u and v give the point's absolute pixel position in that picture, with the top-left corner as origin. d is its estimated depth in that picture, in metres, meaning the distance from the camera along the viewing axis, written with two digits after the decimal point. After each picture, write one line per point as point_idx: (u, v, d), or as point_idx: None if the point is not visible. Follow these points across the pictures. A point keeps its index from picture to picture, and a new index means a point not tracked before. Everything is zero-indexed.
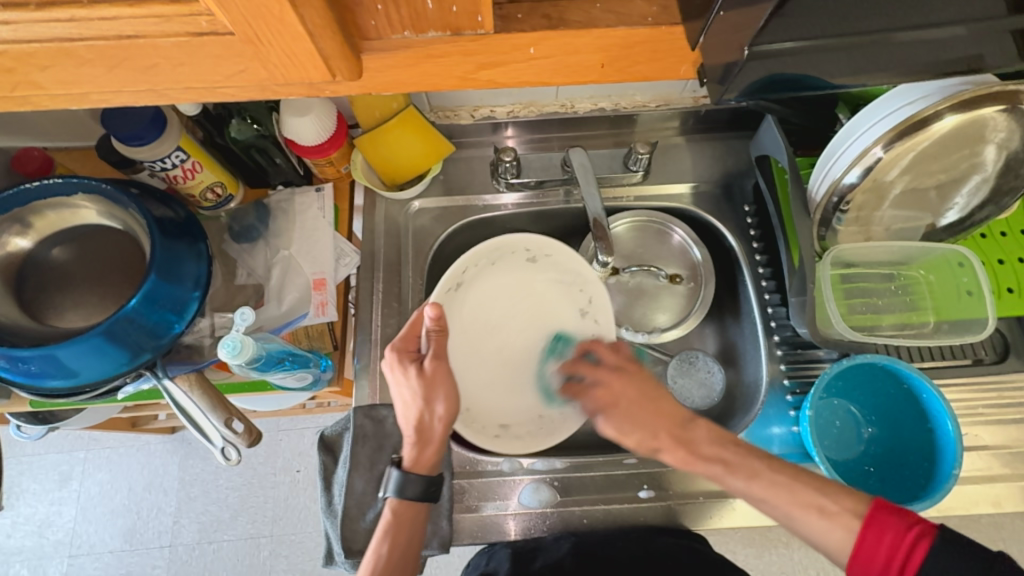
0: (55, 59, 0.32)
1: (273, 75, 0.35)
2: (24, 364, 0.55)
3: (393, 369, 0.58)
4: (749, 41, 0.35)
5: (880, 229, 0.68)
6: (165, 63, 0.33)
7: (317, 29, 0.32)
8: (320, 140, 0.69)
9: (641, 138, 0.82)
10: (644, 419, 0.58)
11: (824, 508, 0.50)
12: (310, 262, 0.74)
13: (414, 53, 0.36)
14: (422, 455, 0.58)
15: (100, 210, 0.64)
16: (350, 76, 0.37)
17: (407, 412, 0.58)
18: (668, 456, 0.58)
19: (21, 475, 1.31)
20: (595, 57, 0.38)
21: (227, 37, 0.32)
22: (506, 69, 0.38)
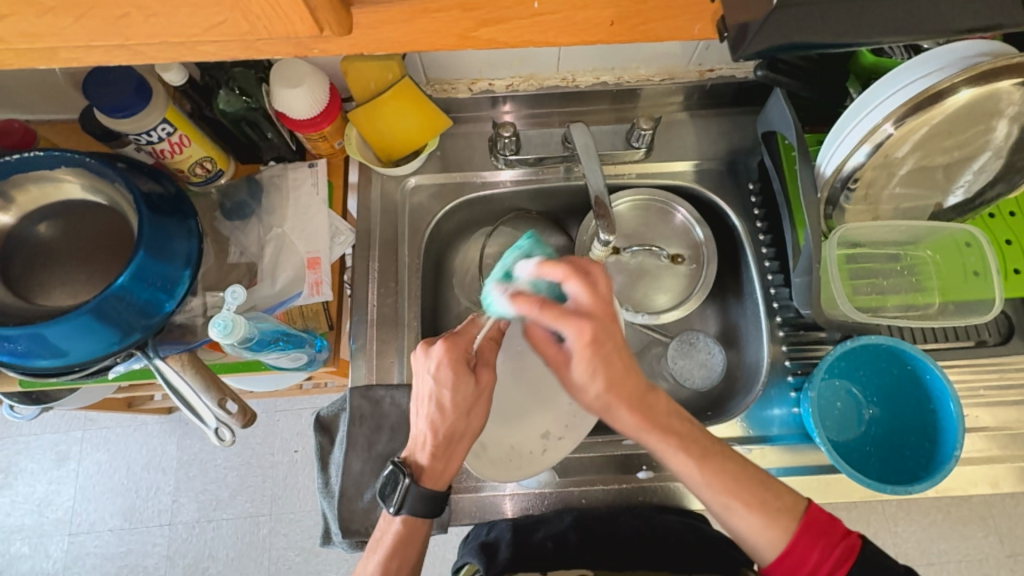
0: (16, 8, 0.30)
1: (256, 28, 0.33)
2: (10, 343, 0.54)
3: (438, 363, 0.55)
4: None
5: (888, 208, 0.66)
6: (136, 13, 0.31)
7: None
8: (313, 114, 0.67)
9: (644, 113, 0.79)
10: (604, 374, 0.50)
11: (766, 504, 0.51)
12: (304, 241, 0.72)
13: (407, 8, 0.34)
14: (438, 465, 0.56)
15: (85, 185, 0.61)
16: (340, 32, 0.34)
17: (440, 419, 0.55)
18: (622, 421, 0.52)
19: (18, 454, 1.31)
20: (605, 14, 0.36)
21: None
22: (508, 27, 0.36)
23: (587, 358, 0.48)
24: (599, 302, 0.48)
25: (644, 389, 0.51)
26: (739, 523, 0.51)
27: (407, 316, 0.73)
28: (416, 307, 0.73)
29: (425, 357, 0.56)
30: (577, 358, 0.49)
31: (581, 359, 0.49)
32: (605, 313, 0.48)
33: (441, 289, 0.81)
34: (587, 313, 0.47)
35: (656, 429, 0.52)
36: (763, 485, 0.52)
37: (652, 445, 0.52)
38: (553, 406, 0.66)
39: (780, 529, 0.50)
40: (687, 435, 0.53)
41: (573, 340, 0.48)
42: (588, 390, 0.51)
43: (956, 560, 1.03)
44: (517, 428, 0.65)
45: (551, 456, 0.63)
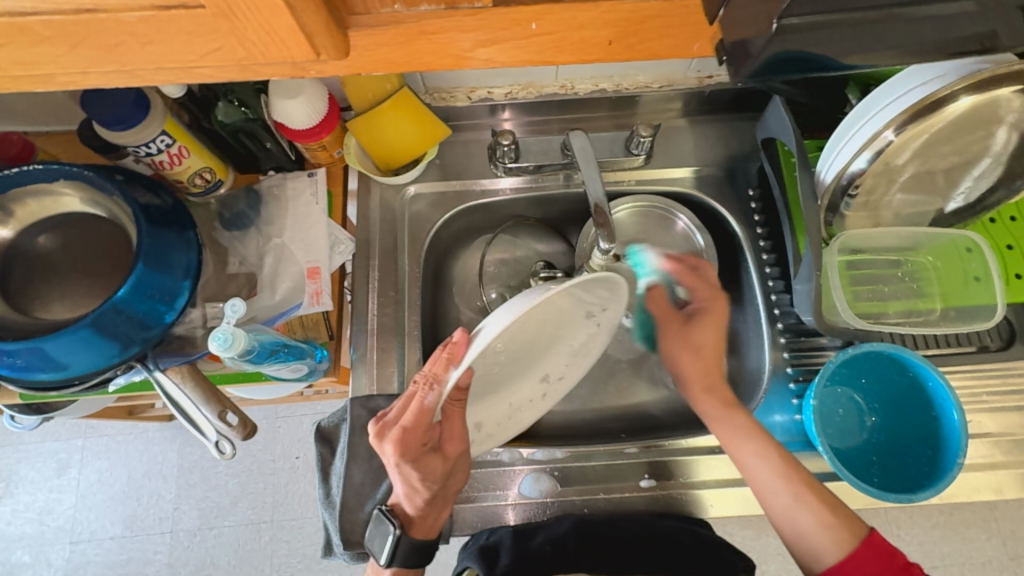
0: (11, 37, 0.30)
1: (252, 53, 0.33)
2: (10, 357, 0.53)
3: (394, 462, 0.51)
4: (777, 13, 0.31)
5: (888, 215, 0.66)
6: (132, 41, 0.31)
7: (298, 2, 0.29)
8: (311, 124, 0.67)
9: (643, 119, 0.79)
10: (706, 348, 0.62)
11: (834, 508, 0.55)
12: (303, 250, 0.72)
13: (405, 29, 0.34)
14: (425, 519, 0.58)
15: (83, 198, 0.61)
16: (337, 55, 0.34)
17: (413, 496, 0.55)
18: (708, 407, 0.60)
19: (19, 463, 1.30)
20: (602, 33, 0.36)
21: (199, 12, 0.30)
22: (506, 47, 0.36)
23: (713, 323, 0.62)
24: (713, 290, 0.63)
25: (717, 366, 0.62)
26: (801, 520, 0.55)
27: (407, 325, 0.73)
28: (416, 317, 0.73)
29: (378, 448, 0.51)
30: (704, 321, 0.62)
31: (710, 318, 0.62)
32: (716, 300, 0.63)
33: (441, 296, 0.81)
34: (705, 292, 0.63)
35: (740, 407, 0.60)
36: (831, 500, 0.55)
37: (734, 441, 0.58)
38: (550, 354, 0.62)
39: (844, 531, 0.53)
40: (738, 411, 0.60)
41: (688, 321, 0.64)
42: (689, 366, 0.62)
43: (960, 562, 1.02)
44: (516, 384, 0.62)
45: (543, 404, 0.63)
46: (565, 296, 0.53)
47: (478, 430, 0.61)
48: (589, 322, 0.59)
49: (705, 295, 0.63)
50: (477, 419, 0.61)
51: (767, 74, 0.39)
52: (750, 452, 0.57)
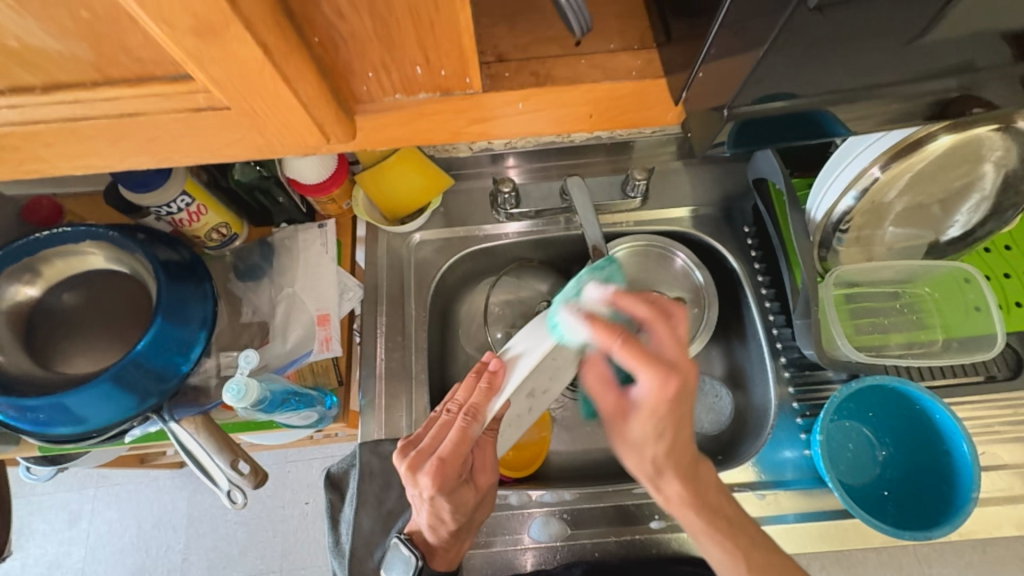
0: (61, 137, 0.34)
1: (272, 142, 0.37)
2: (33, 412, 0.56)
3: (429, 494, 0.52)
4: (727, 102, 0.36)
5: (882, 249, 0.68)
6: (165, 135, 0.35)
7: (310, 100, 0.33)
8: (321, 178, 0.71)
9: (639, 163, 0.83)
10: (665, 432, 0.52)
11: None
12: (313, 299, 0.74)
13: (407, 113, 0.37)
14: (448, 551, 0.60)
15: (107, 256, 0.65)
16: (345, 139, 0.37)
17: (440, 527, 0.57)
18: (669, 490, 0.54)
19: (31, 514, 1.31)
20: (583, 109, 0.38)
21: (225, 111, 0.33)
22: (497, 123, 0.39)
23: (653, 418, 0.51)
24: (678, 364, 0.51)
25: (692, 459, 0.54)
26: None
27: (414, 369, 0.74)
28: (424, 360, 0.75)
29: (412, 482, 0.53)
30: (646, 414, 0.51)
31: (652, 415, 0.51)
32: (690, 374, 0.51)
33: (448, 338, 0.83)
34: (669, 366, 0.50)
35: (703, 509, 0.54)
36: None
37: (688, 518, 0.54)
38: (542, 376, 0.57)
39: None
40: (711, 490, 0.55)
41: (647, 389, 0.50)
42: (635, 448, 0.54)
43: None
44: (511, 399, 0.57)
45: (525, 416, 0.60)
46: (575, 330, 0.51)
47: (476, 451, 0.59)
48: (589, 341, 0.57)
49: (666, 388, 0.49)
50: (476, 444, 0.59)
51: (743, 144, 0.42)
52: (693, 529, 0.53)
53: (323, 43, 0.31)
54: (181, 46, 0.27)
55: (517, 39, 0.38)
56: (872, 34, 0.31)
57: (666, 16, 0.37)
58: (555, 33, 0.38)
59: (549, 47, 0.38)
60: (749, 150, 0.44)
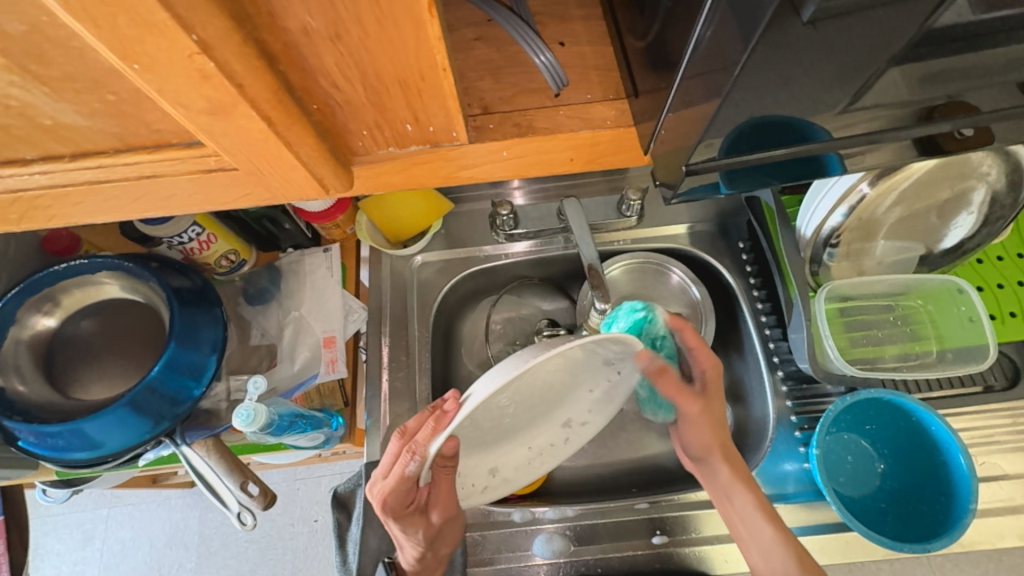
0: (86, 195, 0.37)
1: (274, 195, 0.39)
2: (52, 438, 0.58)
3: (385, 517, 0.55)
4: (683, 162, 0.38)
5: (871, 263, 0.70)
6: (180, 193, 0.38)
7: (311, 159, 0.35)
8: (327, 206, 0.74)
9: (634, 182, 0.85)
10: (714, 425, 0.61)
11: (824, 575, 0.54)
12: (320, 321, 0.77)
13: (401, 162, 0.39)
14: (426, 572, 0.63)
15: (123, 285, 0.67)
16: (343, 188, 0.40)
17: (406, 546, 0.60)
18: (718, 470, 0.61)
19: (47, 535, 1.33)
20: (565, 154, 0.41)
21: (234, 172, 0.36)
22: (484, 169, 0.41)
23: (702, 421, 0.60)
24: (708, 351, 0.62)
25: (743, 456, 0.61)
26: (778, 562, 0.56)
27: (418, 389, 0.76)
28: (428, 380, 0.77)
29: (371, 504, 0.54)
30: (701, 417, 0.61)
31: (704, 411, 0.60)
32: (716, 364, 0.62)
33: (451, 356, 0.85)
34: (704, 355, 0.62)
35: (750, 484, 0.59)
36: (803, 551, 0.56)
37: (733, 494, 0.60)
38: (574, 398, 0.59)
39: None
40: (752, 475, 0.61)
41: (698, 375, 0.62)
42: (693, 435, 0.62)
43: None
44: (537, 428, 0.59)
45: (523, 471, 0.60)
46: (582, 351, 0.50)
47: (494, 475, 0.59)
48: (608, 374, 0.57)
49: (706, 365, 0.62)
50: (495, 464, 0.59)
51: (737, 185, 0.43)
52: (765, 533, 0.57)
53: (321, 109, 0.33)
54: (195, 123, 0.30)
55: (501, 93, 0.41)
56: (831, 89, 0.33)
57: (632, 72, 0.40)
58: (536, 86, 0.41)
59: (528, 100, 0.40)
60: (738, 190, 0.45)
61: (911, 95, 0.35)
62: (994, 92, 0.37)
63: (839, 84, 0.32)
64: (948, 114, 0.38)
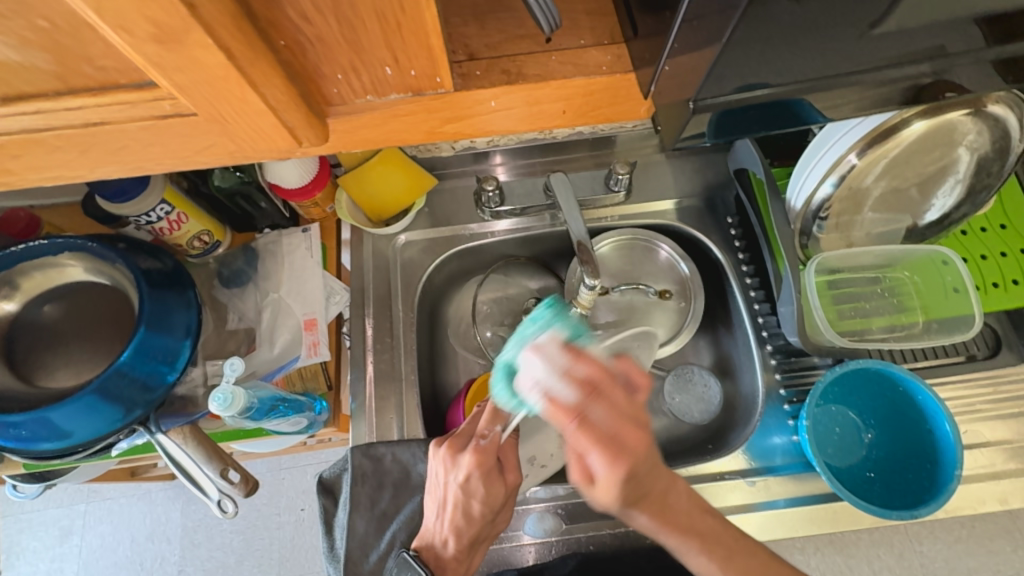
0: (27, 148, 0.34)
1: (242, 146, 0.37)
2: (16, 428, 0.55)
3: (467, 474, 0.55)
4: (692, 96, 0.35)
5: (860, 234, 0.69)
6: (134, 145, 0.35)
7: (280, 104, 0.32)
8: (304, 182, 0.71)
9: (621, 157, 0.83)
10: (633, 490, 0.46)
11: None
12: (300, 303, 0.74)
13: (380, 113, 0.37)
14: (458, 568, 0.57)
15: (87, 267, 0.64)
16: (318, 141, 0.37)
17: (465, 531, 0.56)
18: (640, 522, 0.50)
19: (21, 533, 1.29)
20: (556, 105, 0.39)
21: (192, 118, 0.33)
22: (471, 122, 0.39)
23: (614, 482, 0.44)
24: (624, 426, 0.44)
25: (664, 491, 0.50)
26: None
27: (404, 371, 0.74)
28: (413, 361, 0.74)
29: (451, 463, 0.56)
30: (604, 482, 0.44)
31: (611, 481, 0.44)
32: (643, 451, 0.45)
33: (437, 338, 0.83)
34: (616, 438, 0.44)
35: (677, 529, 0.51)
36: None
37: (675, 547, 0.51)
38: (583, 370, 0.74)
39: None
40: (682, 509, 0.52)
41: (601, 468, 0.44)
42: (609, 505, 0.46)
43: None
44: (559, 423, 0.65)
45: (560, 455, 0.67)
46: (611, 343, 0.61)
47: (530, 463, 0.66)
48: (572, 421, 0.69)
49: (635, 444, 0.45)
50: (529, 454, 0.66)
51: (732, 133, 0.42)
52: (700, 566, 0.51)
53: (290, 47, 0.30)
54: (142, 54, 0.27)
55: (487, 39, 0.38)
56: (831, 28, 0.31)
57: (633, 13, 0.38)
58: (524, 32, 0.38)
59: (516, 46, 0.38)
60: (726, 138, 0.43)
61: (909, 35, 0.34)
62: (993, 38, 0.35)
63: (839, 23, 0.30)
64: (943, 59, 0.37)
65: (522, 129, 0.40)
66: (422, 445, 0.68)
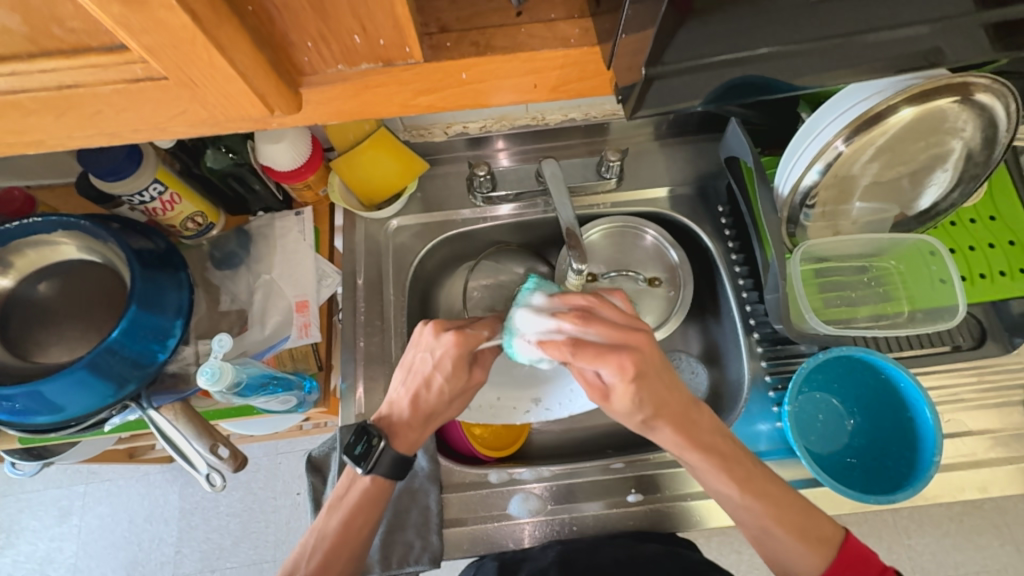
0: (4, 111, 0.35)
1: (215, 114, 0.37)
2: (9, 401, 0.56)
3: (445, 349, 0.59)
4: (644, 64, 0.35)
5: (847, 223, 0.69)
6: (108, 109, 0.36)
7: (248, 69, 0.33)
8: (296, 165, 0.71)
9: (614, 144, 0.83)
10: (647, 402, 0.53)
11: (808, 530, 0.54)
12: (291, 286, 0.75)
13: (351, 84, 0.38)
14: (410, 434, 0.61)
15: (80, 245, 0.64)
16: (290, 110, 0.38)
17: (417, 395, 0.60)
18: (665, 438, 0.56)
19: (21, 512, 1.30)
20: (528, 79, 0.39)
21: (164, 82, 0.33)
22: (444, 94, 0.39)
23: (632, 389, 0.52)
24: (627, 333, 0.52)
25: (685, 407, 0.55)
26: (775, 546, 0.54)
27: (393, 353, 0.75)
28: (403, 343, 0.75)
29: (434, 339, 0.61)
30: (621, 390, 0.52)
31: (622, 388, 0.52)
32: (647, 346, 0.53)
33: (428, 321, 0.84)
34: (620, 346, 0.52)
35: (699, 448, 0.56)
36: (803, 513, 0.55)
37: (694, 463, 0.56)
38: None
39: (820, 555, 0.52)
40: (705, 428, 0.57)
41: (609, 376, 0.52)
42: (631, 411, 0.54)
43: (973, 570, 1.02)
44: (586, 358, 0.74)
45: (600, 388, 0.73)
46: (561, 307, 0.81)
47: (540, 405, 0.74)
48: None
49: (618, 366, 0.51)
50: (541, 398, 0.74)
51: (710, 99, 0.42)
52: (724, 490, 0.56)
53: (257, 12, 0.31)
54: (108, 14, 0.28)
55: (459, 12, 0.39)
56: None
57: None
58: (496, 5, 0.39)
59: (487, 18, 0.39)
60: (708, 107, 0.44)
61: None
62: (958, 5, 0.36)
63: None
64: (915, 24, 0.37)
65: (496, 101, 0.40)
66: None
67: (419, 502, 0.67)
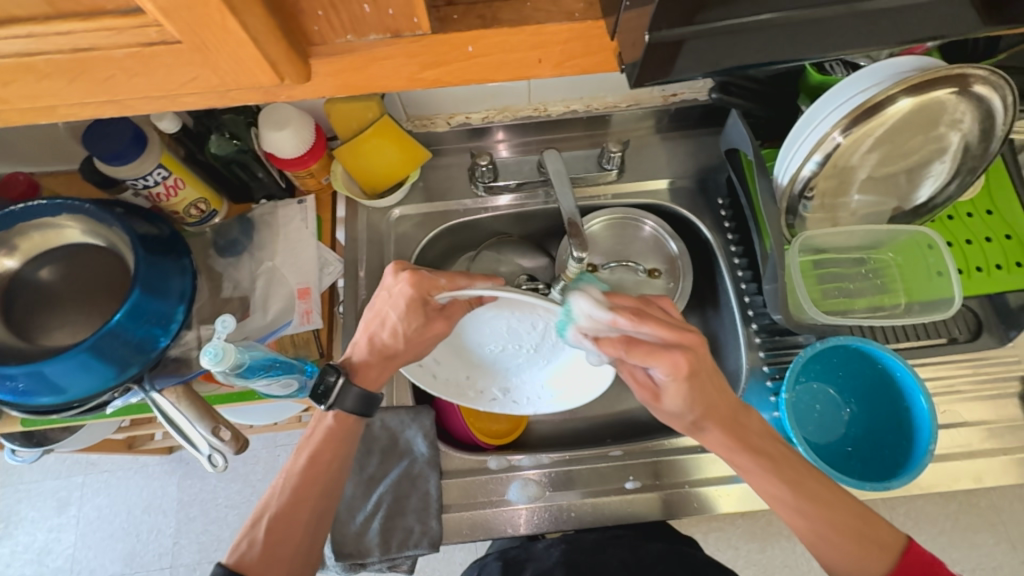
0: (18, 75, 0.35)
1: (226, 81, 0.38)
2: (12, 380, 0.56)
3: (402, 288, 0.62)
4: (647, 28, 0.35)
5: (846, 215, 0.70)
6: (120, 74, 0.36)
7: (260, 35, 0.33)
8: (299, 153, 0.72)
9: (615, 137, 0.84)
10: (697, 402, 0.55)
11: (863, 534, 0.53)
12: (294, 273, 0.76)
13: (359, 55, 0.38)
14: (371, 373, 0.63)
15: (84, 229, 0.65)
16: (300, 80, 0.38)
17: (373, 332, 0.63)
18: (712, 437, 0.58)
19: (20, 503, 1.31)
20: (532, 55, 0.40)
21: (177, 46, 0.34)
22: (450, 69, 0.40)
23: (683, 385, 0.53)
24: (681, 333, 0.52)
25: (734, 411, 0.57)
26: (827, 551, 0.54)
27: None
28: None
29: (395, 279, 0.63)
30: (674, 387, 0.53)
31: (674, 386, 0.53)
32: (699, 346, 0.53)
33: None
34: (675, 346, 0.52)
35: (747, 448, 0.57)
36: (858, 517, 0.54)
37: (744, 465, 0.57)
38: None
39: (876, 562, 0.52)
40: (755, 430, 0.58)
41: (660, 374, 0.53)
42: (679, 407, 0.56)
43: (969, 567, 1.02)
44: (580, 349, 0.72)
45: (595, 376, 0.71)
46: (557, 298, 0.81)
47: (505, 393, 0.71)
48: None
49: (670, 367, 0.51)
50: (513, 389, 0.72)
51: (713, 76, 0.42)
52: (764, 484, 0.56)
53: None
54: None
55: None
56: None
57: None
58: None
59: None
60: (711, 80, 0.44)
61: None
62: None
63: None
64: None
65: (501, 75, 0.41)
66: (410, 412, 0.71)
67: (418, 487, 0.67)
